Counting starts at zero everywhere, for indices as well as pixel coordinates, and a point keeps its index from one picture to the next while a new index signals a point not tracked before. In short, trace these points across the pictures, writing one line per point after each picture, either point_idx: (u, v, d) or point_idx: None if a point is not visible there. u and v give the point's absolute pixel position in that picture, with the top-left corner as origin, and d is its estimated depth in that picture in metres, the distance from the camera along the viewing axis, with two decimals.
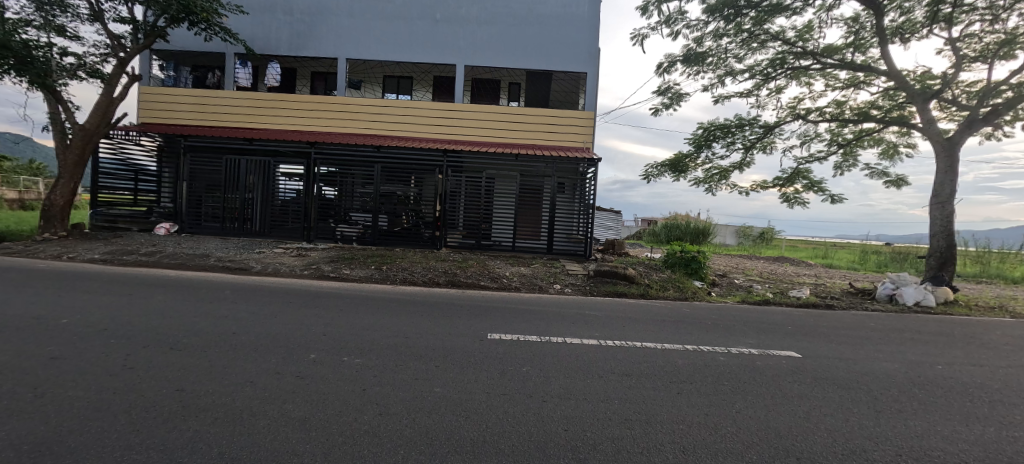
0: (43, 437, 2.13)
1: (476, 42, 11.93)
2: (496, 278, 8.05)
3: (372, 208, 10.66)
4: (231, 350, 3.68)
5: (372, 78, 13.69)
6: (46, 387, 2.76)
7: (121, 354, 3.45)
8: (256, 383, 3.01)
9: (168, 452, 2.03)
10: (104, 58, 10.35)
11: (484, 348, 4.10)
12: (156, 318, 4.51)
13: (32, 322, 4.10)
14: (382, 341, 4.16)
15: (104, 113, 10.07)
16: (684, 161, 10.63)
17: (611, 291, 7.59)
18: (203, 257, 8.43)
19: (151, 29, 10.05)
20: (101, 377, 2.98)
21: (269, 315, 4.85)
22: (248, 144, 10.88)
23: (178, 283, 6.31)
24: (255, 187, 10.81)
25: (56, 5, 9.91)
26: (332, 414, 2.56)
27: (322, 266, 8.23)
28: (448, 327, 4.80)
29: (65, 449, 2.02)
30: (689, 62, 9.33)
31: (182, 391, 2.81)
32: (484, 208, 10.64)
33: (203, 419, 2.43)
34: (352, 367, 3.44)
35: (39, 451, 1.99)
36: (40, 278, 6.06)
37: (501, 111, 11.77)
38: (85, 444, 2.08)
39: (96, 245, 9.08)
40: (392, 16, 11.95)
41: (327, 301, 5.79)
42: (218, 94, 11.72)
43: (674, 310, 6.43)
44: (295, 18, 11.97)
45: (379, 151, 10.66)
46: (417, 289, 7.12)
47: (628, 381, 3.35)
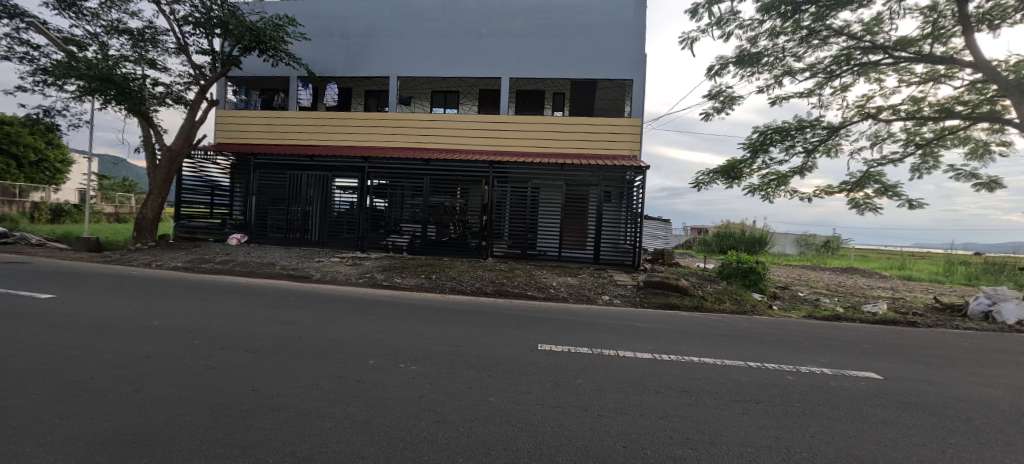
0: (142, 430, 2.36)
1: (520, 54, 12.11)
2: (543, 288, 8.01)
3: (421, 219, 11.00)
4: (297, 353, 3.92)
5: (420, 94, 14.31)
6: (144, 383, 3.07)
7: (203, 354, 3.76)
8: (322, 385, 3.17)
9: (244, 453, 2.17)
10: (187, 86, 11.50)
11: (535, 359, 4.06)
12: (232, 322, 4.87)
13: (131, 323, 4.59)
14: (434, 349, 4.24)
15: (187, 135, 11.16)
16: (738, 167, 10.13)
17: (663, 302, 7.32)
18: (269, 265, 9.05)
19: (227, 59, 11.02)
20: (188, 374, 3.28)
21: (332, 321, 5.12)
22: (308, 160, 11.66)
23: (250, 289, 6.83)
24: (314, 200, 11.54)
25: (149, 42, 11.20)
26: (393, 419, 2.64)
27: (376, 274, 8.59)
28: (498, 337, 4.81)
29: (161, 443, 2.21)
30: (743, 63, 8.91)
31: (257, 391, 3.01)
32: (529, 218, 10.68)
33: (276, 418, 2.58)
34: (408, 373, 3.54)
35: (136, 444, 2.19)
36: (133, 284, 6.78)
37: (546, 120, 11.80)
38: (174, 438, 2.27)
39: (179, 254, 10.05)
40: (439, 35, 12.42)
41: (382, 308, 6.02)
42: (283, 115, 12.65)
43: (734, 324, 6.08)
44: (351, 41, 12.76)
45: (428, 164, 11.01)
46: (465, 298, 7.26)
47: (686, 398, 3.18)
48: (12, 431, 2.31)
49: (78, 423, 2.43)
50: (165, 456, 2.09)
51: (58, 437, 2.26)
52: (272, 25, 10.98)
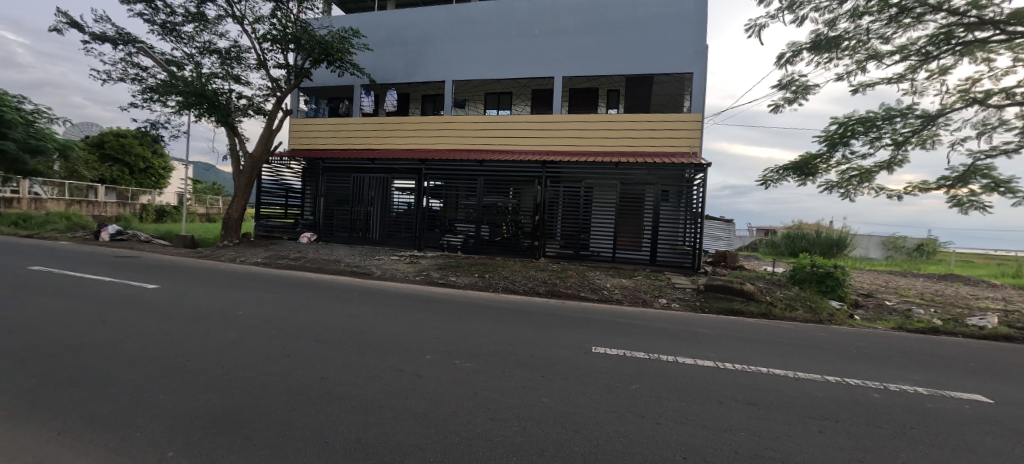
0: (230, 410, 2.63)
1: (573, 53, 12.00)
2: (597, 289, 7.88)
3: (475, 219, 11.24)
4: (362, 346, 4.17)
5: (474, 97, 14.63)
6: (232, 367, 3.43)
7: (282, 343, 4.13)
8: (384, 377, 3.35)
9: (315, 441, 2.34)
10: (266, 98, 12.60)
11: (588, 362, 3.99)
12: (305, 314, 5.31)
13: (221, 312, 5.14)
14: (488, 347, 4.32)
15: (266, 143, 12.26)
16: (812, 163, 9.31)
17: (726, 308, 6.90)
18: (335, 262, 9.70)
19: (299, 71, 11.84)
20: (269, 361, 3.61)
21: (393, 317, 5.40)
22: (370, 163, 12.34)
23: (321, 285, 7.38)
24: (375, 201, 12.20)
25: (235, 60, 12.44)
26: (450, 414, 2.73)
27: (432, 272, 8.91)
28: (551, 337, 4.80)
29: (245, 424, 2.46)
30: (819, 48, 8.17)
31: (327, 379, 3.24)
32: (583, 218, 10.52)
33: (343, 406, 2.77)
34: (463, 369, 3.64)
35: (225, 424, 2.46)
36: (222, 277, 7.58)
37: (600, 119, 11.57)
38: (257, 419, 2.51)
39: (258, 251, 11.06)
40: (492, 37, 12.62)
41: (439, 306, 6.24)
42: (348, 121, 13.49)
43: (808, 334, 5.59)
44: (409, 49, 13.33)
45: (482, 165, 11.22)
46: (518, 298, 7.32)
47: (754, 411, 2.98)
48: (130, 406, 2.68)
49: (179, 404, 2.77)
50: (249, 439, 2.33)
51: (165, 414, 2.59)
52: (339, 38, 11.75)
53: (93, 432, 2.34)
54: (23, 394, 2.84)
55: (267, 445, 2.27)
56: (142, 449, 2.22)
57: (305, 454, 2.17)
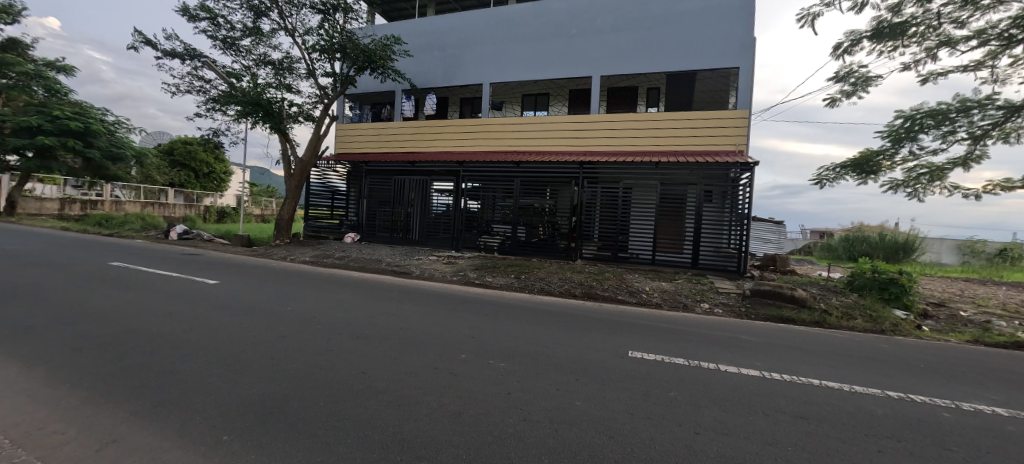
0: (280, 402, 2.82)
1: (611, 52, 11.81)
2: (635, 292, 7.69)
3: (511, 220, 11.31)
4: (401, 343, 4.33)
5: (511, 98, 14.73)
6: (283, 361, 3.67)
7: (328, 338, 4.36)
8: (421, 376, 3.45)
9: (356, 437, 2.49)
10: (315, 105, 13.30)
11: (624, 366, 3.92)
12: (349, 311, 5.56)
13: (274, 308, 5.50)
14: (523, 348, 4.34)
15: (315, 148, 12.94)
16: (873, 160, 8.64)
17: (775, 315, 6.53)
18: (377, 262, 10.08)
19: (345, 79, 12.46)
20: (315, 356, 3.82)
21: (431, 315, 5.54)
22: (411, 166, 12.72)
23: (363, 283, 7.69)
24: (415, 202, 12.56)
25: (286, 70, 13.23)
26: (483, 414, 2.77)
27: (469, 273, 9.06)
28: (588, 340, 4.75)
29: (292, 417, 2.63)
30: (881, 36, 7.56)
31: (367, 376, 3.39)
32: (621, 219, 10.32)
33: (381, 402, 2.88)
34: (498, 370, 3.68)
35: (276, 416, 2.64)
36: (275, 275, 8.09)
37: (639, 117, 11.31)
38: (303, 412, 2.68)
39: (306, 250, 11.69)
40: (529, 39, 12.66)
41: (475, 306, 6.33)
42: (390, 125, 13.97)
43: (868, 345, 5.19)
44: (448, 53, 13.63)
45: (519, 166, 11.28)
46: (553, 299, 7.29)
47: (801, 425, 2.81)
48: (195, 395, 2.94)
49: (236, 396, 3.02)
50: (296, 435, 2.51)
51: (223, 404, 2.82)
52: (381, 45, 12.21)
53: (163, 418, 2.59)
54: (106, 381, 3.19)
55: (311, 442, 2.44)
56: (204, 441, 2.46)
57: (345, 453, 2.32)
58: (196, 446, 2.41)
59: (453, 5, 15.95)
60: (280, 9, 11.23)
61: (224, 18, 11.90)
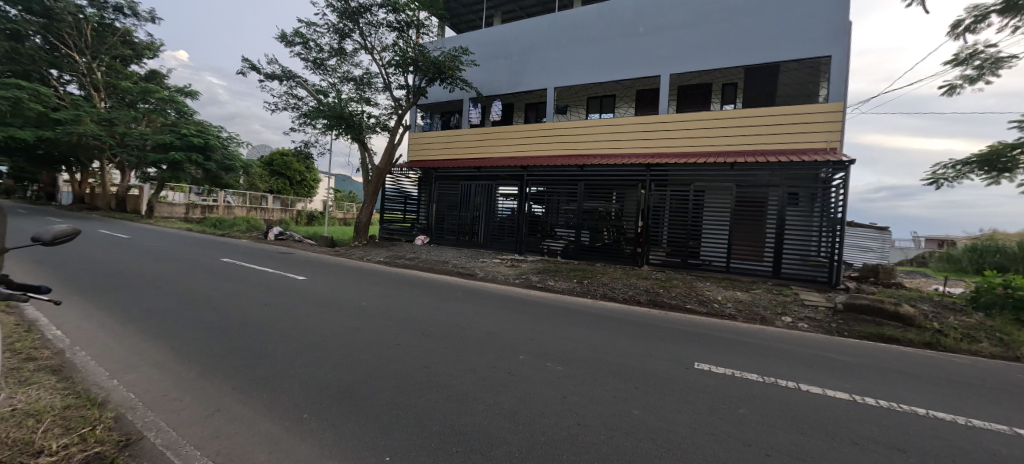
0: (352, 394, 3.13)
1: (682, 48, 11.28)
2: (706, 301, 7.24)
3: (575, 224, 11.22)
4: (463, 341, 4.53)
5: (576, 102, 14.65)
6: (358, 352, 4.04)
7: (397, 333, 4.70)
8: (481, 373, 3.61)
9: (416, 427, 2.68)
10: (390, 116, 14.28)
11: (687, 378, 3.71)
12: (419, 309, 5.92)
13: (353, 303, 6.02)
14: (582, 352, 4.32)
15: (390, 156, 13.90)
16: (1009, 155, 7.30)
17: (874, 332, 5.77)
18: (444, 263, 10.57)
19: (417, 90, 13.24)
20: (386, 348, 4.15)
21: (493, 316, 5.70)
22: (477, 171, 13.17)
23: (432, 284, 8.12)
24: (481, 206, 12.98)
25: (366, 84, 14.38)
26: (537, 416, 2.84)
27: (531, 276, 9.15)
28: (651, 349, 4.59)
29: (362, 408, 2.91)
30: (1016, 9, 6.39)
31: (431, 371, 3.62)
32: (692, 224, 9.77)
33: (440, 398, 3.08)
34: (554, 372, 3.71)
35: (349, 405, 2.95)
36: (355, 273, 8.84)
37: (713, 115, 10.64)
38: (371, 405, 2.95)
39: (381, 251, 12.57)
40: (594, 41, 12.53)
41: (537, 308, 6.39)
42: (458, 133, 14.59)
43: (997, 373, 4.39)
44: (513, 61, 13.95)
45: (583, 170, 11.18)
46: (617, 306, 7.12)
47: (895, 457, 2.48)
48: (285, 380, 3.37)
49: (316, 380, 3.40)
50: (364, 421, 2.77)
51: (307, 390, 3.19)
52: (450, 57, 12.81)
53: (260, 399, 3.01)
54: (218, 361, 3.75)
55: (376, 429, 2.67)
56: (289, 419, 2.81)
57: (405, 442, 2.51)
58: (284, 422, 2.76)
59: (519, 13, 16.24)
60: (361, 29, 12.25)
61: (314, 41, 13.25)
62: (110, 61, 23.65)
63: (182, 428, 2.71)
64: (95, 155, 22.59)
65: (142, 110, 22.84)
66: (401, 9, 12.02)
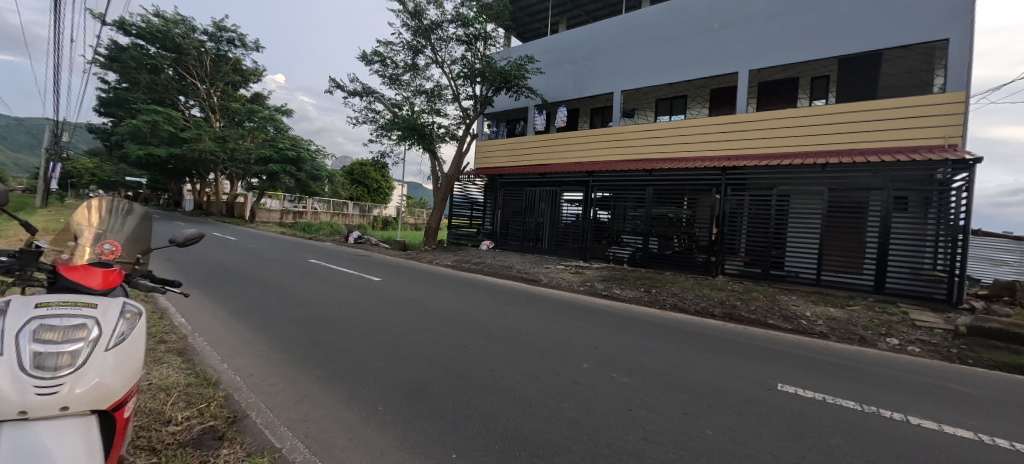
0: (421, 392, 3.30)
1: (763, 42, 10.46)
2: (794, 317, 6.58)
3: (643, 231, 10.82)
4: (527, 346, 4.56)
5: (644, 104, 14.16)
6: (427, 351, 4.24)
7: (464, 334, 4.86)
8: (544, 379, 3.61)
9: (480, 428, 2.75)
10: (458, 125, 14.87)
11: (769, 399, 3.40)
12: (485, 312, 6.08)
13: (424, 304, 6.33)
14: (650, 364, 4.14)
15: (458, 164, 14.46)
16: None
17: (1013, 362, 4.85)
18: (509, 268, 10.73)
19: (484, 100, 13.66)
20: (453, 349, 4.31)
21: (557, 323, 5.67)
22: (541, 178, 13.25)
23: (498, 288, 8.29)
24: (545, 212, 13.02)
25: (437, 97, 15.13)
26: (601, 426, 2.78)
27: (596, 284, 8.96)
28: (729, 365, 4.26)
29: (429, 406, 3.05)
30: None
31: (496, 373, 3.70)
32: (775, 232, 8.97)
33: (503, 401, 3.14)
34: (620, 383, 3.60)
35: (418, 402, 3.11)
36: (426, 276, 9.29)
37: (800, 112, 9.71)
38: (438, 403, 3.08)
39: (448, 256, 13.08)
40: (663, 40, 12.06)
41: (603, 317, 6.24)
42: (523, 139, 14.79)
43: None
44: (578, 67, 13.88)
45: (651, 174, 10.78)
46: (690, 317, 6.72)
47: None
48: (363, 374, 3.64)
49: (391, 375, 3.62)
50: (433, 417, 2.90)
51: (381, 385, 3.42)
52: (516, 66, 13.06)
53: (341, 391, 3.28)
54: (308, 352, 4.16)
55: (444, 426, 2.78)
56: (366, 409, 3.02)
57: (470, 441, 2.58)
58: (362, 412, 2.98)
59: (584, 18, 16.14)
60: (433, 45, 12.93)
61: (391, 59, 14.23)
62: (224, 87, 27.32)
63: (277, 410, 3.04)
64: (211, 168, 26.20)
65: (248, 128, 26.09)
66: (470, 23, 12.52)
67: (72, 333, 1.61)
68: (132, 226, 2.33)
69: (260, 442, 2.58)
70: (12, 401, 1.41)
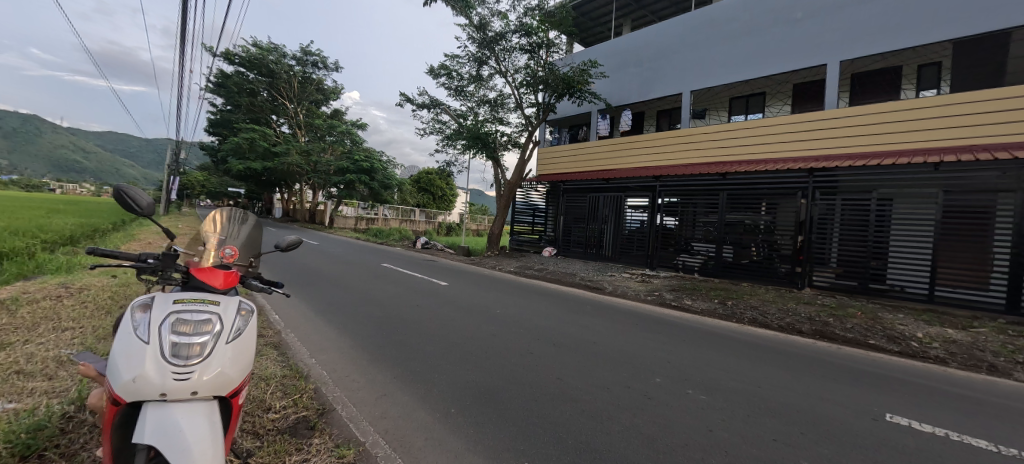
0: (490, 398, 3.34)
1: (857, 29, 9.43)
2: (902, 337, 5.78)
3: (715, 238, 10.17)
4: (595, 356, 4.44)
5: (717, 103, 13.36)
6: (495, 357, 4.30)
7: (531, 342, 4.86)
8: (615, 392, 3.48)
9: (550, 437, 2.72)
10: (521, 133, 15.07)
11: (878, 432, 2.99)
12: (551, 320, 6.04)
13: (491, 310, 6.45)
14: (730, 382, 3.85)
15: (520, 171, 14.63)
16: None
17: None
18: (572, 275, 10.62)
19: (546, 107, 13.71)
20: (520, 356, 4.33)
21: (626, 334, 5.48)
22: (605, 183, 12.99)
23: (564, 296, 8.21)
24: (609, 219, 12.74)
25: (500, 105, 15.47)
26: (678, 446, 2.63)
27: (665, 293, 8.55)
28: (824, 389, 3.83)
29: (499, 412, 3.08)
30: None
31: (564, 383, 3.64)
32: (875, 240, 7.98)
33: (572, 412, 3.08)
34: (698, 401, 3.38)
35: (487, 408, 3.15)
36: (491, 282, 9.48)
37: (904, 105, 8.59)
38: (507, 410, 3.10)
39: (510, 261, 13.25)
40: (738, 35, 11.33)
41: (675, 329, 5.92)
42: (585, 145, 14.62)
43: None
44: (644, 68, 13.48)
45: (725, 178, 10.12)
46: (775, 333, 6.17)
47: None
48: (434, 376, 3.77)
49: (461, 378, 3.72)
50: (504, 423, 2.93)
51: (451, 388, 3.51)
52: (579, 71, 12.99)
53: (416, 392, 3.42)
54: (385, 351, 4.40)
55: (514, 433, 2.78)
56: (439, 411, 3.12)
57: (540, 450, 2.57)
58: (435, 413, 3.08)
59: (650, 18, 15.63)
60: (497, 55, 13.27)
61: (457, 71, 14.81)
62: (309, 105, 30.14)
63: (359, 405, 3.24)
64: (297, 179, 28.97)
65: (328, 142, 28.51)
66: (533, 32, 12.67)
67: (201, 327, 1.84)
68: (246, 233, 2.63)
69: (346, 434, 2.76)
70: (156, 384, 1.65)
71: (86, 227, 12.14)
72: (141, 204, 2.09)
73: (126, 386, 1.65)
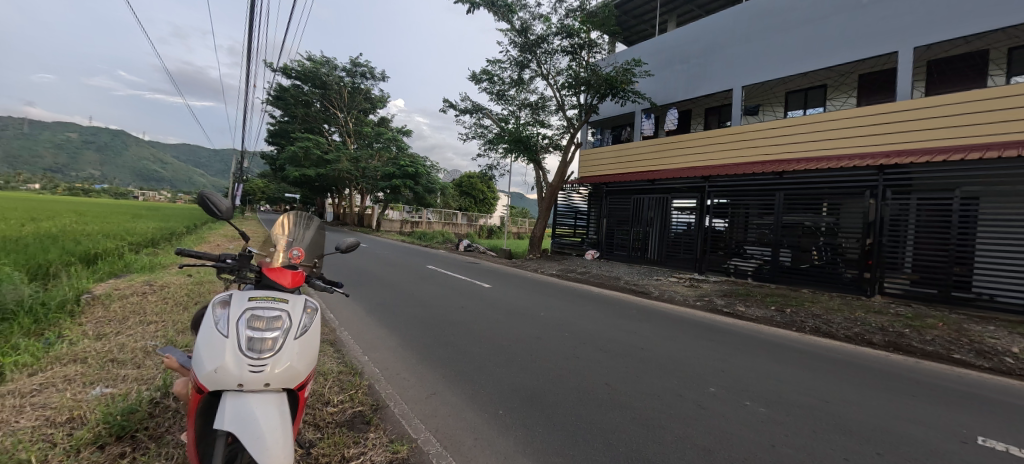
0: (537, 401, 3.34)
1: (934, 11, 8.60)
2: (994, 351, 5.18)
3: (771, 241, 9.61)
4: (644, 362, 4.32)
5: (771, 99, 12.64)
6: (541, 360, 4.29)
7: (577, 346, 4.81)
8: (667, 400, 3.37)
9: (600, 443, 2.68)
10: (562, 135, 15.02)
11: (968, 456, 2.70)
12: (597, 324, 5.95)
13: (535, 313, 6.45)
14: (792, 395, 3.62)
15: (562, 173, 14.55)
16: None
17: None
18: (615, 279, 10.41)
19: (588, 108, 13.58)
20: (566, 360, 4.30)
21: (677, 340, 5.29)
22: (649, 185, 12.64)
23: (609, 300, 8.06)
24: (654, 221, 12.39)
25: (541, 108, 15.51)
26: (736, 459, 2.51)
27: (716, 299, 8.18)
28: (900, 406, 3.52)
29: (546, 415, 3.08)
30: None
31: (612, 389, 3.57)
32: (958, 243, 7.22)
33: (622, 419, 3.02)
34: (757, 413, 3.21)
35: (534, 411, 3.16)
36: (535, 285, 9.49)
37: (992, 94, 7.73)
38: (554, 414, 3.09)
39: (552, 265, 13.18)
40: (795, 25, 10.68)
41: (729, 337, 5.64)
42: (628, 146, 14.33)
43: None
44: (691, 65, 13.01)
45: (781, 177, 9.54)
46: (842, 344, 5.72)
47: None
48: (481, 377, 3.83)
49: (507, 380, 3.75)
50: (552, 426, 2.92)
51: (498, 390, 3.55)
52: (622, 71, 12.76)
53: (464, 393, 3.48)
54: (434, 351, 4.52)
55: (563, 437, 2.77)
56: (488, 412, 3.16)
57: (590, 456, 2.53)
58: (484, 413, 3.13)
59: (697, 13, 15.07)
60: (538, 58, 13.33)
61: (498, 76, 15.02)
62: (357, 114, 31.68)
63: (411, 402, 3.35)
64: (347, 184, 30.48)
65: (376, 149, 29.80)
66: (574, 33, 12.60)
67: (272, 322, 1.98)
68: (309, 236, 2.80)
69: (399, 431, 2.86)
70: (234, 375, 1.80)
71: (166, 230, 13.41)
72: (219, 207, 2.27)
73: (209, 375, 1.80)
